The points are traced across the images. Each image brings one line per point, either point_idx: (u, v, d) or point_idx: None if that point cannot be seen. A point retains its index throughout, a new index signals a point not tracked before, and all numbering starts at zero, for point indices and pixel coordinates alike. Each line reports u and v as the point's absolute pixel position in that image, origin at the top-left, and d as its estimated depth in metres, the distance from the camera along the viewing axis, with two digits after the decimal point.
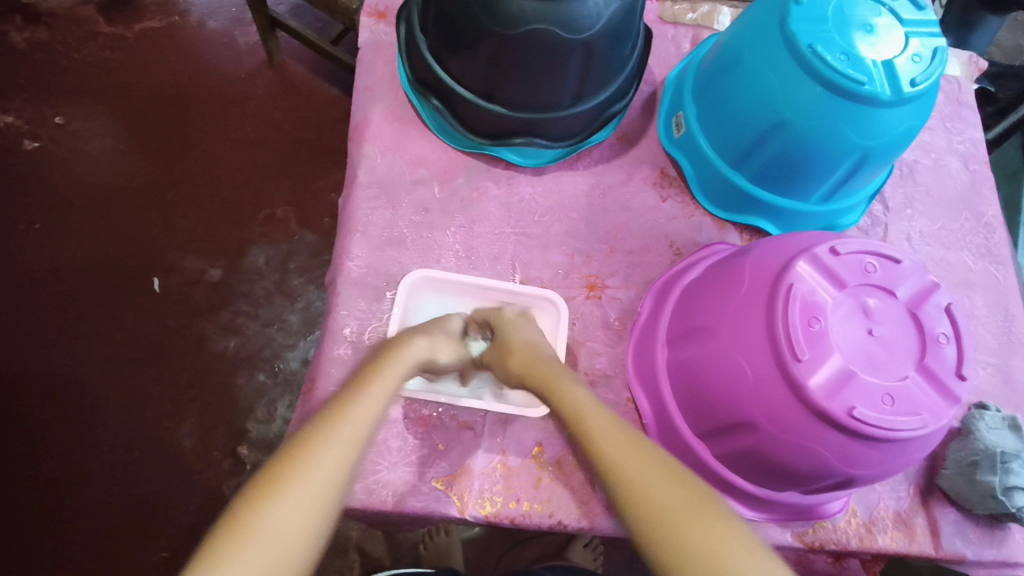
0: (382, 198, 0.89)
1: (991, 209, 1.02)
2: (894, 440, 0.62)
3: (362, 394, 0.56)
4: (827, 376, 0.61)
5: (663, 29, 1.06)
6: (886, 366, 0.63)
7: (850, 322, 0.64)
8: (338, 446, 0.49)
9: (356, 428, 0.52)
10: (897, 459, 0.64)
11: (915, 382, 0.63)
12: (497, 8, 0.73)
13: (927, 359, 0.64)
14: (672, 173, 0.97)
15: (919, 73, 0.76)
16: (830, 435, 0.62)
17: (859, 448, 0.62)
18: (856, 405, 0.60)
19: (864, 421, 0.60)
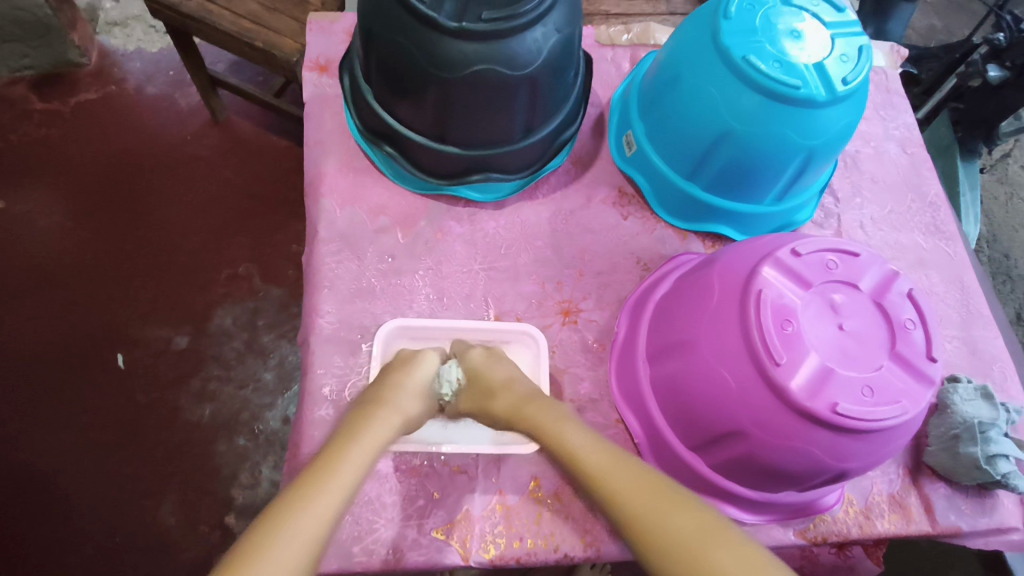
0: (346, 250, 0.88)
1: (934, 188, 1.06)
2: (879, 430, 0.63)
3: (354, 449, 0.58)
4: (808, 378, 0.62)
5: (602, 52, 1.08)
6: (861, 358, 0.64)
7: (820, 321, 0.66)
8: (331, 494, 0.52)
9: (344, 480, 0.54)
10: (884, 450, 0.66)
11: (890, 370, 0.65)
12: (438, 54, 0.74)
13: (898, 346, 0.66)
14: (630, 190, 0.98)
15: (848, 71, 0.80)
16: (817, 432, 0.63)
17: (848, 442, 0.64)
18: (838, 401, 0.62)
19: (847, 415, 0.61)
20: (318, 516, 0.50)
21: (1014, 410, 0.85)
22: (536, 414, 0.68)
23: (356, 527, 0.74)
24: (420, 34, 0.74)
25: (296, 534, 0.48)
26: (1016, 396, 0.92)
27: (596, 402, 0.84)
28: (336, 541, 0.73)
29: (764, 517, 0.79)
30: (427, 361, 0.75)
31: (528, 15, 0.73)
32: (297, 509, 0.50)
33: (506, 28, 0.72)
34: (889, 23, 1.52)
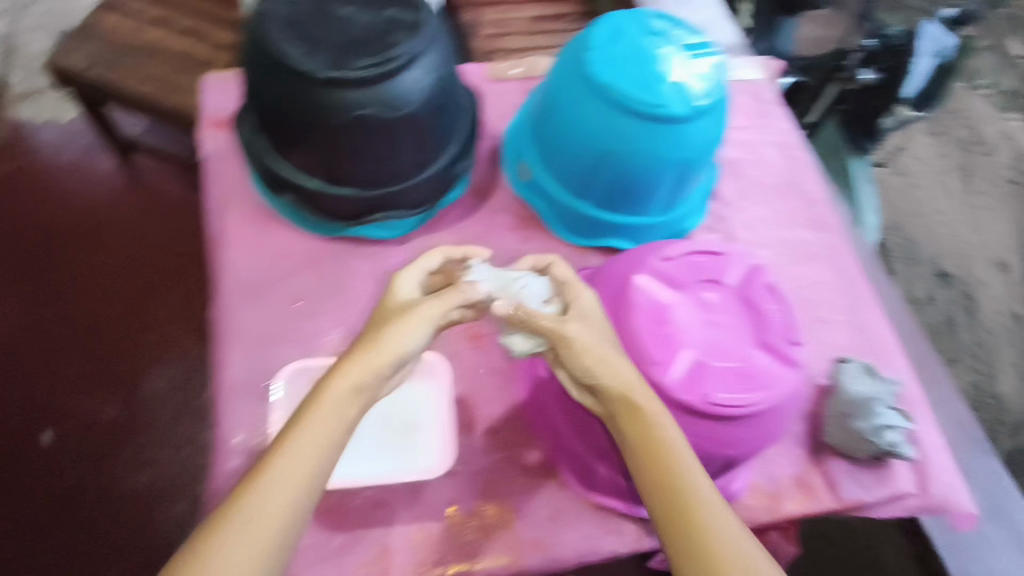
0: (253, 299, 0.90)
1: (813, 186, 1.15)
2: (752, 415, 0.68)
3: (334, 400, 0.59)
4: (681, 374, 0.67)
5: (494, 86, 1.13)
6: (730, 349, 0.69)
7: (692, 318, 0.70)
8: (295, 460, 0.56)
9: (311, 441, 0.57)
10: (764, 432, 0.70)
11: (758, 356, 0.70)
12: (319, 103, 0.78)
13: (763, 333, 0.71)
14: (530, 214, 1.03)
15: (704, 87, 0.87)
16: (696, 423, 0.68)
17: (726, 428, 0.68)
18: (710, 392, 0.66)
19: (719, 404, 0.66)
20: (252, 534, 0.53)
21: (894, 382, 0.92)
22: (581, 341, 0.63)
23: None
24: (299, 84, 0.77)
25: (226, 555, 0.52)
26: (900, 370, 0.98)
27: (509, 422, 0.86)
28: None
29: None
30: (410, 277, 0.69)
31: (399, 59, 0.77)
32: (264, 478, 0.55)
33: (380, 74, 0.76)
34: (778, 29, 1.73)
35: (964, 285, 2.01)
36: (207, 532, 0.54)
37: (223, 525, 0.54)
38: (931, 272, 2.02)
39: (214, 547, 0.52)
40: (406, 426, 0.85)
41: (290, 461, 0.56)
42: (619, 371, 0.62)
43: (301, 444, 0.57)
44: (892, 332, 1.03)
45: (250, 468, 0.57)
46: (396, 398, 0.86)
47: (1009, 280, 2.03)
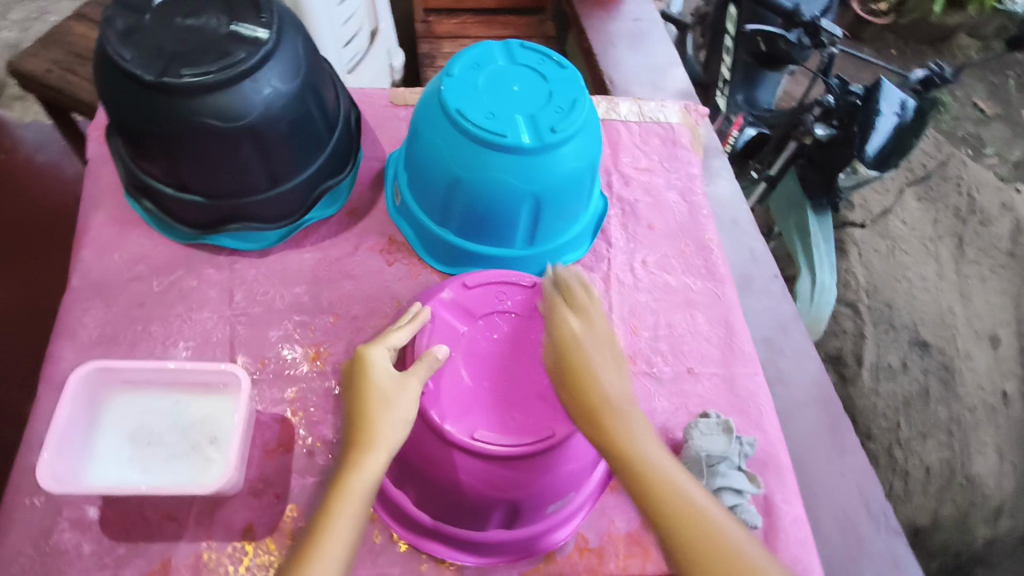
0: (96, 298, 0.90)
1: (709, 232, 1.11)
2: (524, 457, 0.69)
3: (352, 478, 0.61)
4: (449, 401, 0.71)
5: (395, 111, 1.15)
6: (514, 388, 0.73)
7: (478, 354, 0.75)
8: (335, 542, 0.58)
9: (344, 519, 0.59)
10: (542, 475, 0.71)
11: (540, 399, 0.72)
12: (151, 110, 0.78)
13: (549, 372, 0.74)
14: (400, 239, 1.01)
15: (559, 121, 0.85)
16: (466, 461, 0.69)
17: (498, 469, 0.69)
18: (477, 430, 0.69)
19: (483, 444, 0.68)
20: None
21: (747, 442, 0.87)
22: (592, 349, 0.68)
23: None
24: (129, 89, 0.78)
25: None
26: (772, 432, 0.93)
27: (330, 446, 0.83)
28: None
29: (491, 560, 0.77)
30: (379, 354, 0.68)
31: (228, 71, 0.77)
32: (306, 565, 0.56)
33: (205, 82, 0.76)
34: (757, 89, 1.76)
35: (943, 356, 1.76)
36: None
37: None
38: (907, 340, 1.77)
39: None
40: (207, 438, 0.76)
41: (328, 542, 0.58)
42: (609, 386, 0.66)
43: (336, 525, 0.59)
44: (769, 392, 0.96)
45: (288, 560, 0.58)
46: (204, 408, 0.78)
47: (999, 356, 1.80)
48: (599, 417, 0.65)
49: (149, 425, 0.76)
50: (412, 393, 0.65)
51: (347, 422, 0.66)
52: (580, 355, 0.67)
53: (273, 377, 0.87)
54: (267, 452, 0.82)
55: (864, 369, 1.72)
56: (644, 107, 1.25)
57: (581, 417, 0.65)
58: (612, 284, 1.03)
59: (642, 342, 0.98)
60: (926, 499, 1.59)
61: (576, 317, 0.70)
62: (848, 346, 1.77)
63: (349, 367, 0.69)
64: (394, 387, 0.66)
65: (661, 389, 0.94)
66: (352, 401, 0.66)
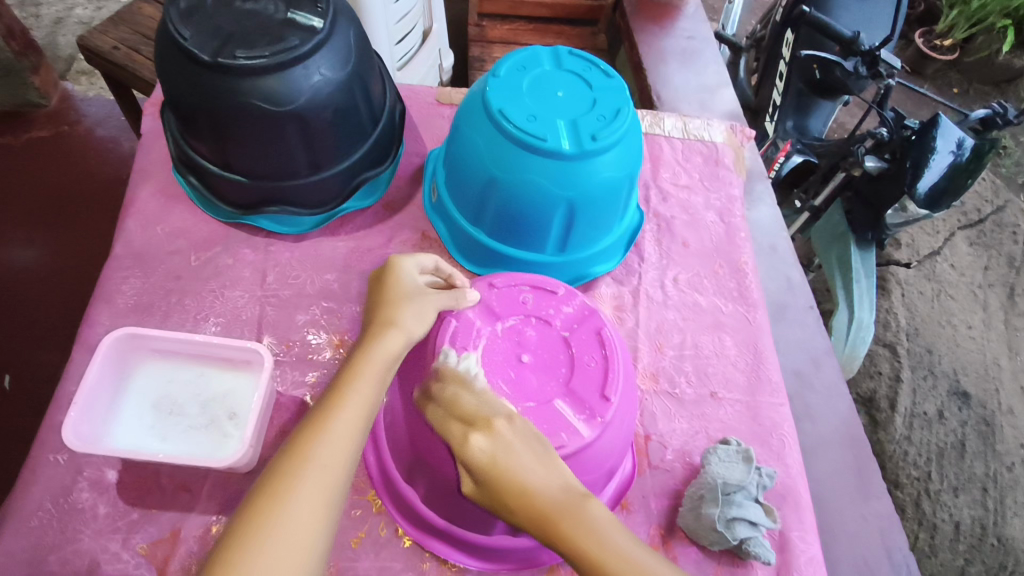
0: (136, 268, 0.93)
1: (745, 255, 1.09)
2: None
3: (365, 368, 0.64)
4: None
5: (440, 110, 1.17)
6: (532, 389, 0.71)
7: (501, 351, 0.73)
8: (343, 420, 0.59)
9: (356, 401, 0.61)
10: None
11: (557, 404, 0.70)
12: (202, 88, 0.80)
13: (570, 378, 0.72)
14: (433, 236, 1.02)
15: (600, 130, 0.85)
16: None
17: None
18: None
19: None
20: (314, 486, 0.55)
21: (766, 474, 0.84)
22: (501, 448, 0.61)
23: (59, 534, 0.73)
24: (185, 67, 0.81)
25: (293, 506, 0.53)
26: (793, 466, 0.90)
27: None
28: (32, 547, 0.72)
29: (493, 566, 0.76)
30: (408, 265, 0.75)
31: (281, 56, 0.79)
32: (318, 436, 0.58)
33: (258, 65, 0.78)
34: (809, 119, 1.72)
35: (984, 410, 1.69)
36: (263, 487, 0.54)
37: (278, 474, 0.55)
38: (947, 389, 1.70)
39: (279, 494, 0.54)
40: (226, 413, 0.77)
41: (339, 417, 0.59)
42: (535, 490, 0.59)
43: (348, 406, 0.60)
44: (794, 425, 0.94)
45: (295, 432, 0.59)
46: (226, 384, 0.79)
47: None
48: (549, 523, 0.58)
49: (173, 396, 0.77)
50: (429, 302, 0.72)
51: (368, 317, 0.72)
52: (499, 468, 0.60)
53: (296, 359, 0.88)
54: (284, 434, 0.82)
55: (898, 415, 1.65)
56: (689, 124, 1.24)
57: (533, 529, 0.59)
58: (641, 299, 1.01)
59: (666, 360, 0.96)
60: (954, 556, 1.50)
61: (479, 432, 0.62)
62: (883, 388, 1.70)
63: (378, 274, 0.76)
64: (411, 293, 0.72)
65: (682, 410, 0.92)
66: (375, 301, 0.73)
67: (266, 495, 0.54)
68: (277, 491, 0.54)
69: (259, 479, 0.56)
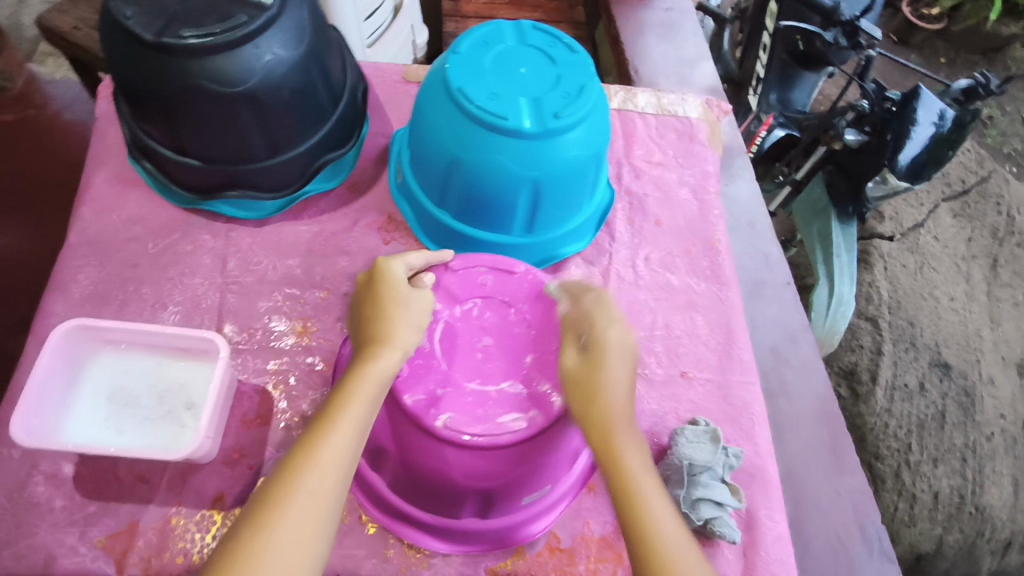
0: (91, 256, 0.90)
1: (718, 233, 1.07)
2: (497, 447, 0.66)
3: (350, 403, 0.60)
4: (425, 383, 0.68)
5: (407, 89, 1.14)
6: (494, 373, 0.70)
7: (459, 336, 0.72)
8: (326, 466, 0.57)
9: (341, 443, 0.58)
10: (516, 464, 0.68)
11: (515, 386, 0.69)
12: (150, 69, 0.77)
13: (531, 359, 0.71)
14: (399, 218, 1.00)
15: (564, 107, 0.82)
16: (435, 447, 0.67)
17: (470, 457, 0.67)
18: (446, 415, 0.66)
19: (452, 429, 0.66)
20: (300, 542, 0.54)
21: (733, 454, 0.83)
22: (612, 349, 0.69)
23: (14, 530, 0.72)
24: (129, 47, 0.77)
25: (276, 562, 0.52)
26: (762, 444, 0.89)
27: (309, 422, 0.82)
28: None
29: (460, 549, 0.75)
30: (398, 267, 0.72)
31: (230, 34, 0.76)
32: (298, 484, 0.55)
33: (206, 45, 0.75)
34: (793, 91, 1.70)
35: (964, 381, 1.69)
36: (243, 541, 0.53)
37: (258, 526, 0.53)
38: (928, 360, 1.70)
39: (261, 551, 0.52)
40: (183, 405, 0.75)
41: (319, 463, 0.57)
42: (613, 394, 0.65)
43: (330, 449, 0.58)
44: (765, 404, 0.93)
45: (274, 477, 0.57)
46: (183, 374, 0.77)
47: None
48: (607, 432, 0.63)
49: (128, 387, 0.76)
50: (423, 310, 0.69)
51: (361, 325, 0.69)
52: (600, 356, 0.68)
53: (257, 347, 0.86)
54: (245, 423, 0.81)
55: (879, 388, 1.65)
56: (663, 100, 1.21)
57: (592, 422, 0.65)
58: (612, 279, 1.00)
59: (637, 342, 0.95)
60: (932, 525, 1.53)
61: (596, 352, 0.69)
62: (864, 360, 1.71)
63: (368, 277, 0.73)
64: (402, 291, 0.70)
65: (652, 391, 0.91)
66: (367, 304, 0.70)
67: (247, 536, 0.53)
68: (258, 551, 0.52)
69: (238, 530, 0.54)
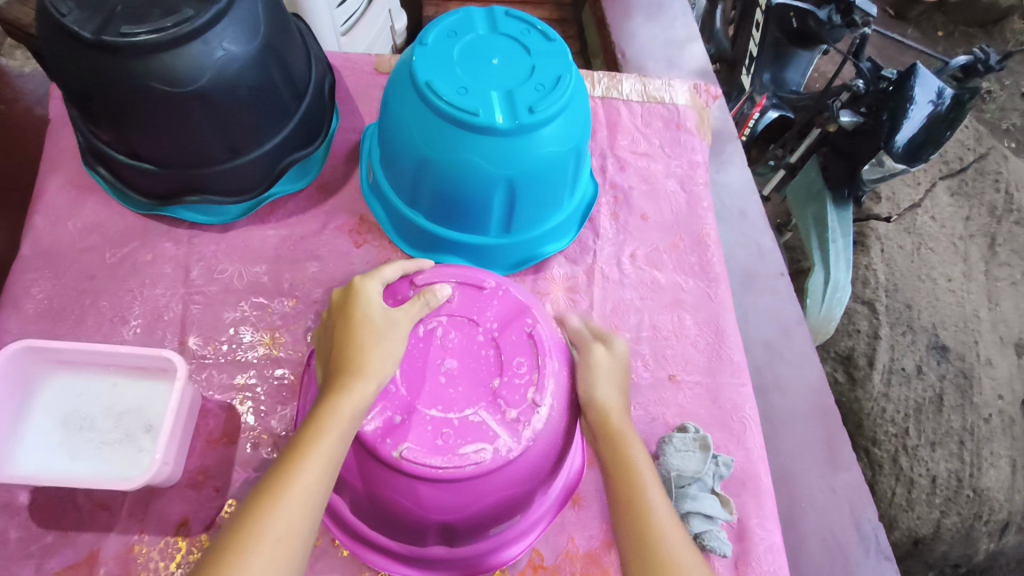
0: (46, 268, 0.86)
1: (707, 227, 1.03)
2: (461, 478, 0.63)
3: (321, 437, 0.57)
4: (386, 410, 0.65)
5: (379, 81, 1.08)
6: (456, 399, 0.66)
7: (423, 356, 0.68)
8: (294, 507, 0.53)
9: (310, 481, 0.55)
10: (481, 494, 0.65)
11: (479, 413, 0.66)
12: (91, 67, 0.72)
13: (498, 383, 0.67)
14: (372, 220, 0.95)
15: (538, 101, 0.77)
16: (395, 477, 0.64)
17: (432, 488, 0.63)
18: (406, 445, 0.63)
19: (410, 460, 0.62)
20: None
21: (723, 463, 0.80)
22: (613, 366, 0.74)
23: None
24: (68, 46, 0.72)
25: None
26: (754, 449, 0.86)
27: (278, 440, 0.78)
28: None
29: None
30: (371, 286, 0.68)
31: (177, 29, 0.70)
32: (263, 527, 0.52)
33: (152, 42, 0.70)
34: (787, 70, 1.62)
35: (962, 362, 1.64)
36: None
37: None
38: (925, 343, 1.66)
39: None
40: (143, 427, 0.71)
41: (287, 504, 0.53)
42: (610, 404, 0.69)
43: (299, 488, 0.54)
44: (757, 406, 0.89)
45: (238, 519, 0.53)
46: (141, 394, 0.73)
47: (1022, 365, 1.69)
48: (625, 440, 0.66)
49: (84, 410, 0.72)
50: (400, 334, 0.65)
51: (332, 353, 0.65)
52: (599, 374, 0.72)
53: (223, 361, 0.82)
54: (210, 443, 0.77)
55: (875, 372, 1.61)
56: (649, 86, 1.16)
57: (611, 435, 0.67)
58: (596, 278, 0.96)
59: (622, 344, 0.91)
60: (929, 508, 1.50)
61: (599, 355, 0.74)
62: (861, 346, 1.67)
63: (340, 296, 0.69)
64: (380, 315, 0.66)
65: (639, 396, 0.87)
66: (338, 327, 0.66)
67: None
68: None
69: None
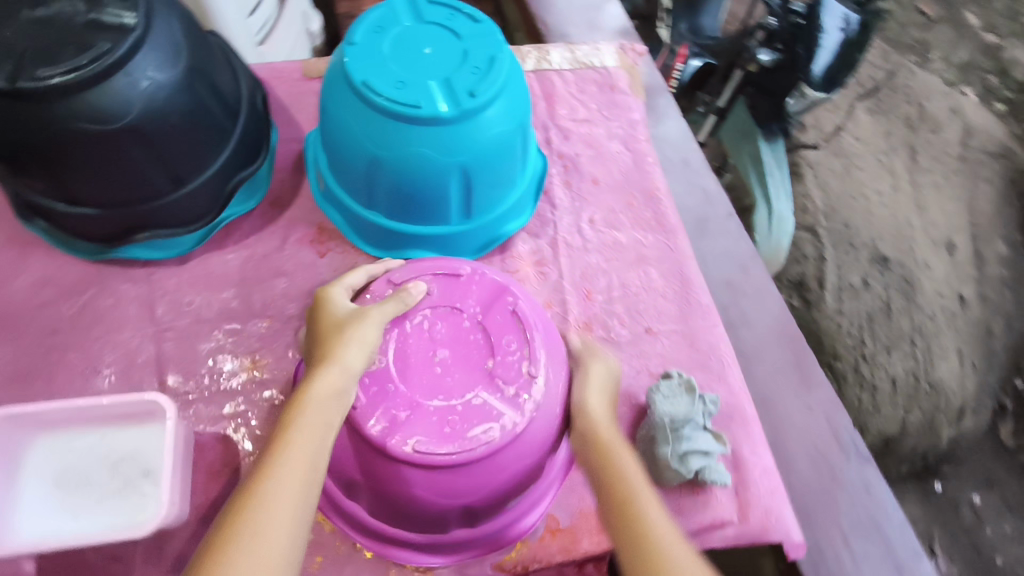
0: (3, 332, 0.83)
1: (655, 180, 1.06)
2: (473, 460, 0.65)
3: (300, 426, 0.58)
4: (389, 411, 0.66)
5: (310, 86, 1.06)
6: (455, 386, 0.68)
7: (414, 351, 0.69)
8: (285, 489, 0.53)
9: (296, 466, 0.55)
10: (494, 471, 0.67)
11: (479, 395, 0.68)
12: (11, 118, 0.69)
13: (491, 363, 0.69)
14: (330, 227, 0.94)
15: (477, 84, 0.78)
16: (409, 471, 0.65)
17: (447, 475, 0.65)
18: (415, 440, 0.65)
19: (422, 452, 0.64)
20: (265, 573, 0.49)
21: (710, 401, 0.84)
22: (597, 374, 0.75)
23: None
24: None
25: None
26: (735, 383, 0.91)
27: None
28: None
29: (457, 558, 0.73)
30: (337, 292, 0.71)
31: (96, 65, 0.68)
32: (254, 512, 0.51)
33: (71, 83, 0.67)
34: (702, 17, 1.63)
35: (903, 270, 1.74)
36: None
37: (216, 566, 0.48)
38: (868, 257, 1.76)
39: None
40: (141, 474, 0.70)
41: (276, 490, 0.53)
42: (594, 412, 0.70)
43: (286, 474, 0.54)
44: (731, 342, 0.94)
45: (226, 514, 0.52)
46: (132, 441, 0.72)
47: (955, 263, 1.79)
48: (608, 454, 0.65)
49: (78, 467, 0.71)
50: (373, 321, 0.67)
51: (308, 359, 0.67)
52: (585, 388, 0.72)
53: (209, 393, 0.81)
54: (213, 475, 0.77)
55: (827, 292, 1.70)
56: (578, 53, 1.18)
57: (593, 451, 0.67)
58: (561, 248, 0.98)
59: (596, 307, 0.94)
60: (894, 409, 1.61)
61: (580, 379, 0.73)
62: (811, 270, 1.76)
63: (312, 310, 0.72)
64: (351, 315, 0.68)
65: (621, 353, 0.91)
66: (313, 335, 0.68)
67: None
68: None
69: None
